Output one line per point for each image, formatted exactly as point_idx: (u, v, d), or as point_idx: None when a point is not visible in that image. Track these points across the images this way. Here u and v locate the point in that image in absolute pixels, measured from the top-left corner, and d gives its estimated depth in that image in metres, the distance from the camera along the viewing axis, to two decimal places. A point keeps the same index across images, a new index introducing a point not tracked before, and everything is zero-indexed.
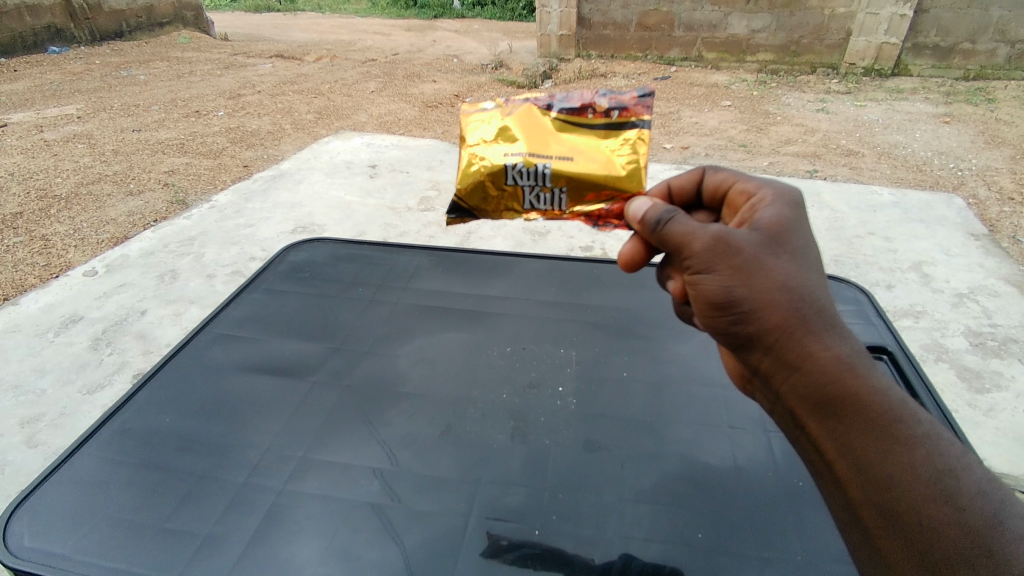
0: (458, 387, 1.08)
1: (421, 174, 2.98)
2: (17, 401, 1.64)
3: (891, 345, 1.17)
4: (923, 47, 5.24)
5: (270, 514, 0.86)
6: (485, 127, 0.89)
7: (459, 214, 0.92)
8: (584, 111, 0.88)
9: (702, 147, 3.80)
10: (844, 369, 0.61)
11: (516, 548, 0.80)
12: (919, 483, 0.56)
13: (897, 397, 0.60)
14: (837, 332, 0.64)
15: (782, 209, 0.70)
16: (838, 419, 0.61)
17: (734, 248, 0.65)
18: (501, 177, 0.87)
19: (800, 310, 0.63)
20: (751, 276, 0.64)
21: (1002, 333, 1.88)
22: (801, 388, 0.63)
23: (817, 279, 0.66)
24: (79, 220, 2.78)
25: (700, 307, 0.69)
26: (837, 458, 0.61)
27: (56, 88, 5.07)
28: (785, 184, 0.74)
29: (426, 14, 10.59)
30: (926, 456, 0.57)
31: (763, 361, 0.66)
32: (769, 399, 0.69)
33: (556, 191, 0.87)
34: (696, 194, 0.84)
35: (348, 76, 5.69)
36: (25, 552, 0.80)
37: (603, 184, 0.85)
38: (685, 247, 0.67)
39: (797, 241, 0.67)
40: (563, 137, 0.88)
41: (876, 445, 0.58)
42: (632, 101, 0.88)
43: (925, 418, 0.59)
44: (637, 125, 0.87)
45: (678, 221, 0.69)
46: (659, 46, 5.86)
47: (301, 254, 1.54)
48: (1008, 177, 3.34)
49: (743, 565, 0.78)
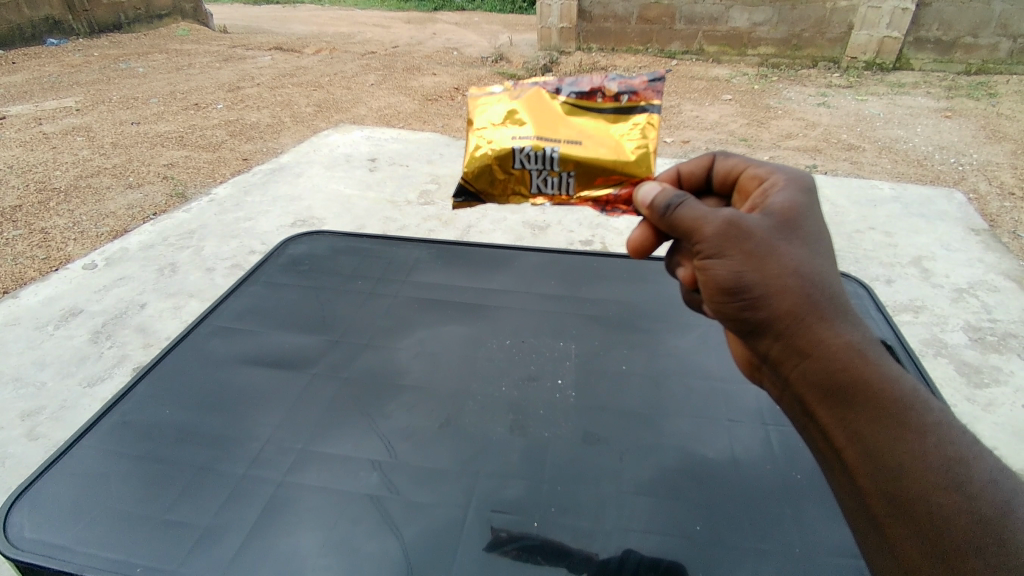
0: (459, 379, 1.08)
1: (421, 167, 2.97)
2: (18, 394, 1.65)
3: (890, 339, 1.17)
4: (925, 42, 5.22)
5: (270, 506, 0.86)
6: (493, 111, 0.89)
7: (467, 198, 0.92)
8: (593, 95, 0.88)
9: (703, 141, 3.79)
10: (855, 356, 0.61)
11: (515, 540, 0.80)
12: (929, 472, 0.56)
13: (908, 386, 0.60)
14: (848, 320, 0.64)
15: (794, 195, 0.69)
16: (847, 406, 0.61)
17: (746, 233, 0.65)
18: (509, 161, 0.87)
19: (811, 296, 0.63)
20: (763, 261, 0.64)
21: (1001, 328, 1.88)
22: (810, 375, 0.63)
23: (829, 266, 0.65)
24: (78, 213, 2.77)
25: (710, 293, 0.69)
26: (846, 447, 0.61)
27: (54, 80, 5.05)
28: (797, 169, 0.73)
29: (426, 5, 10.52)
30: (936, 445, 0.56)
31: (772, 347, 0.66)
32: (778, 387, 0.69)
33: (564, 175, 0.86)
34: (707, 181, 0.84)
35: (348, 69, 5.67)
36: (26, 543, 0.81)
37: (612, 169, 0.85)
38: (695, 232, 0.67)
39: (809, 227, 0.67)
40: (572, 121, 0.87)
41: (887, 434, 0.58)
42: (643, 85, 0.88)
43: (935, 407, 0.59)
44: (647, 109, 0.87)
45: (689, 206, 0.69)
46: (659, 40, 5.84)
47: (300, 247, 1.54)
48: (1009, 172, 3.33)
49: (742, 558, 0.78)
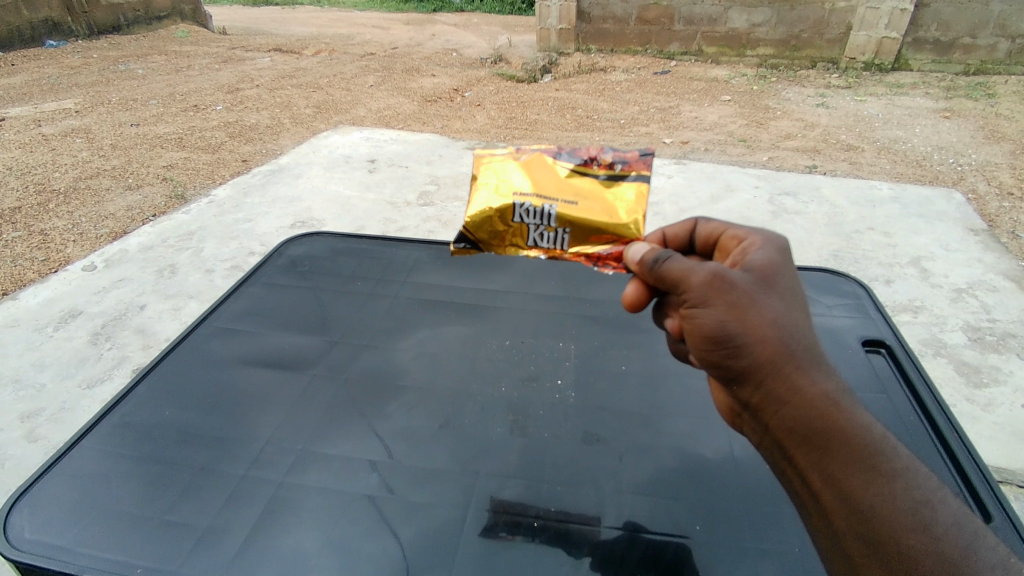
0: (458, 381, 1.07)
1: (420, 169, 2.97)
2: (17, 396, 1.64)
3: (889, 339, 1.17)
4: (923, 42, 5.23)
5: (270, 507, 0.86)
6: (496, 168, 0.89)
7: (465, 245, 0.92)
8: (590, 162, 0.88)
9: (702, 142, 3.79)
10: (832, 404, 0.63)
11: (516, 536, 0.81)
12: (898, 514, 0.58)
13: (878, 432, 0.63)
14: (824, 370, 0.66)
15: (772, 253, 0.71)
16: (823, 452, 0.63)
17: (730, 283, 0.65)
18: (509, 214, 0.87)
19: (789, 347, 0.64)
20: (746, 313, 0.64)
21: (1000, 328, 1.88)
22: (790, 421, 0.64)
23: (805, 319, 0.67)
24: (78, 215, 2.77)
25: (696, 342, 0.68)
26: (823, 490, 0.63)
27: (53, 82, 5.06)
28: (772, 231, 0.75)
29: (424, 7, 10.54)
30: (905, 488, 0.59)
31: (753, 395, 0.67)
32: (758, 432, 0.70)
33: (560, 232, 0.87)
34: (689, 243, 0.84)
35: (347, 70, 5.68)
36: (25, 545, 0.81)
37: (603, 230, 0.85)
38: (681, 283, 0.67)
39: (786, 283, 0.68)
40: (569, 182, 0.88)
41: (860, 478, 0.60)
42: (635, 157, 0.88)
43: (903, 452, 0.62)
44: (638, 179, 0.87)
45: (675, 260, 0.69)
46: (658, 41, 5.86)
47: (299, 248, 1.54)
48: (1008, 172, 3.34)
49: (741, 557, 0.78)
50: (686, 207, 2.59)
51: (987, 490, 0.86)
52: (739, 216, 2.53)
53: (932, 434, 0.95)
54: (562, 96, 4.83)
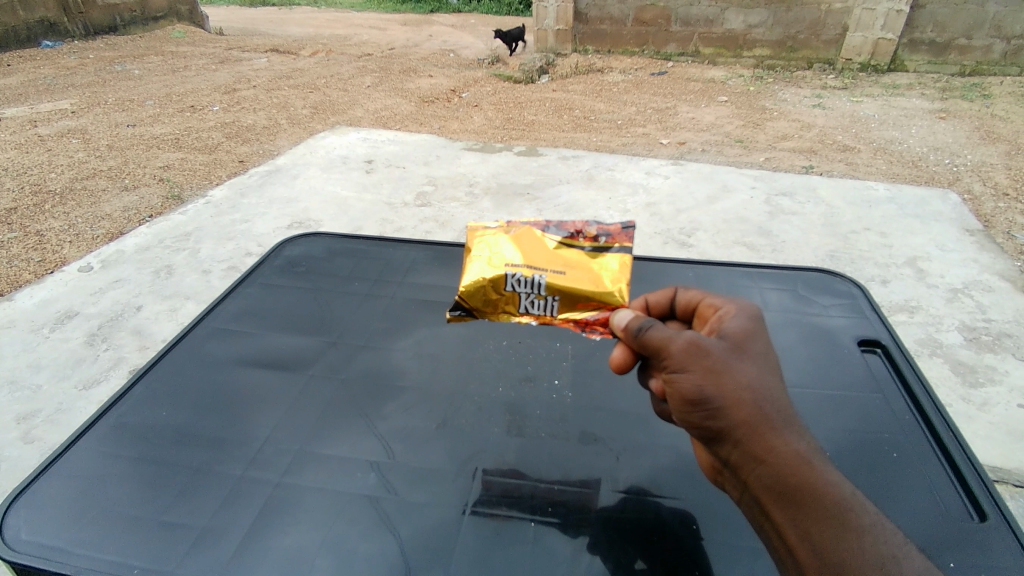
0: (456, 382, 1.07)
1: (417, 169, 2.98)
2: (14, 398, 1.64)
3: (884, 339, 1.18)
4: (919, 43, 5.24)
5: (267, 507, 0.86)
6: (489, 242, 0.91)
7: (461, 312, 0.94)
8: (575, 236, 0.90)
9: (699, 142, 3.81)
10: (804, 463, 0.65)
11: (510, 520, 0.83)
12: (867, 569, 0.58)
13: (847, 490, 0.64)
14: (797, 430, 0.67)
15: (745, 321, 0.73)
16: (797, 508, 0.64)
17: (706, 350, 0.67)
18: (501, 284, 0.89)
19: (763, 409, 0.66)
20: (721, 377, 0.66)
21: (995, 328, 1.89)
22: (765, 479, 0.65)
23: (778, 381, 0.69)
24: (74, 215, 2.77)
25: (677, 405, 0.70)
26: (798, 545, 0.63)
27: (49, 83, 5.04)
28: (746, 300, 0.77)
29: (422, 8, 10.55)
30: (873, 543, 0.60)
31: (731, 453, 0.68)
32: (737, 489, 0.70)
33: (549, 299, 0.88)
34: (670, 309, 0.84)
35: (345, 70, 5.68)
36: (22, 546, 0.81)
37: (590, 297, 0.86)
38: (662, 350, 0.69)
39: (758, 348, 0.70)
40: (559, 253, 0.89)
41: (831, 534, 0.61)
42: (618, 229, 0.90)
43: (871, 509, 0.63)
44: (621, 250, 0.89)
45: (656, 328, 0.71)
46: (655, 42, 5.88)
47: (297, 248, 1.54)
48: (1003, 173, 3.35)
49: (738, 555, 0.78)
50: (683, 208, 2.60)
51: (982, 491, 0.85)
52: (735, 216, 2.53)
53: (927, 434, 0.95)
54: (559, 97, 4.84)
